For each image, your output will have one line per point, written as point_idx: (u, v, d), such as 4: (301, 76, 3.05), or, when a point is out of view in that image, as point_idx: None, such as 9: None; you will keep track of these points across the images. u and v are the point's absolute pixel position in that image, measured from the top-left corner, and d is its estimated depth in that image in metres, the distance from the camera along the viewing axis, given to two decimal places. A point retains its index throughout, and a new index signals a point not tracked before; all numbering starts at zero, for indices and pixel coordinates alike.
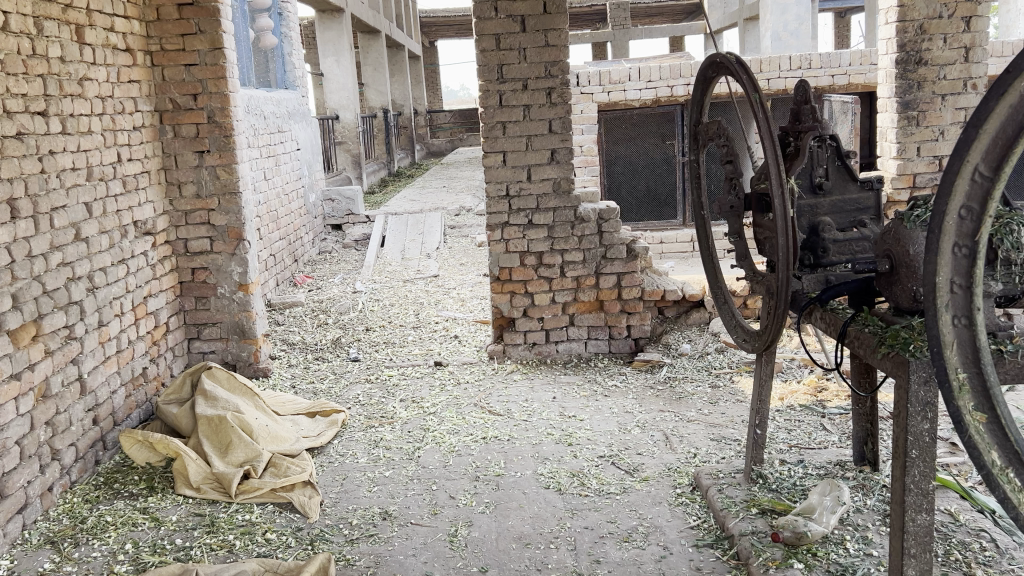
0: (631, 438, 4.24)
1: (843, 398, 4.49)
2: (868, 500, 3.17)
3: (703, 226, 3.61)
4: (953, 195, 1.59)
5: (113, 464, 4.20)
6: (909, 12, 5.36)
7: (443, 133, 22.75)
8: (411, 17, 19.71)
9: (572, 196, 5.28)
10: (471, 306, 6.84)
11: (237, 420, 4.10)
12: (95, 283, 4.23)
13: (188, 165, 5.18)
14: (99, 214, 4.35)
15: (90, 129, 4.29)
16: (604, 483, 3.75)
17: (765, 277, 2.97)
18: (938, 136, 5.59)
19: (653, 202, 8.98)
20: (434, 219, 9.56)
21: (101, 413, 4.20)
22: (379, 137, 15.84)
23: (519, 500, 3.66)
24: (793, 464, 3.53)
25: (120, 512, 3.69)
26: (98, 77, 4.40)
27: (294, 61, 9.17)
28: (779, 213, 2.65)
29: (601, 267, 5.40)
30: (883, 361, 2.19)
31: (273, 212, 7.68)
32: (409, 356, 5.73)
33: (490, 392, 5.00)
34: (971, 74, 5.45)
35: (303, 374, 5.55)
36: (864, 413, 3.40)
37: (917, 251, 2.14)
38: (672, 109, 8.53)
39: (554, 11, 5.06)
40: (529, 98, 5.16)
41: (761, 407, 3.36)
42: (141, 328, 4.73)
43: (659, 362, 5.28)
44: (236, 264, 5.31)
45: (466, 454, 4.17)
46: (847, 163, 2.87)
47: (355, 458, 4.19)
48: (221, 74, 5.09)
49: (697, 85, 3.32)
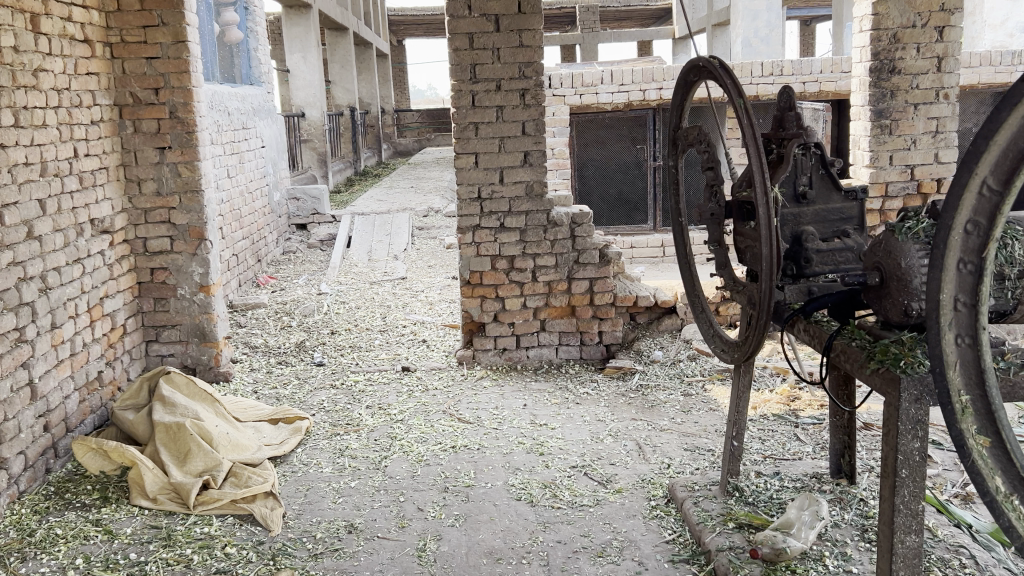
0: (604, 448, 4.16)
1: (816, 408, 4.45)
2: (846, 514, 3.12)
3: (681, 233, 3.54)
4: (959, 209, 1.52)
5: (65, 473, 4.02)
6: (883, 21, 5.36)
7: (410, 133, 22.58)
8: (380, 16, 19.55)
9: (545, 200, 5.20)
10: (440, 310, 6.72)
11: (196, 428, 3.95)
12: (48, 283, 4.05)
13: (149, 162, 5.01)
14: (53, 211, 4.17)
15: (44, 123, 4.11)
16: (576, 495, 3.67)
17: (747, 287, 2.90)
18: (910, 144, 5.60)
19: (623, 207, 8.93)
20: (402, 220, 9.42)
21: (52, 419, 4.03)
22: (346, 136, 15.65)
23: (489, 513, 3.56)
24: (768, 477, 3.47)
25: (71, 524, 3.52)
26: (54, 68, 4.23)
27: (260, 57, 8.98)
28: (763, 223, 2.58)
29: (573, 272, 5.33)
30: (872, 377, 2.12)
31: (236, 210, 7.49)
32: (376, 361, 5.60)
33: (459, 399, 4.90)
34: (943, 84, 5.46)
35: (266, 378, 5.39)
36: (841, 425, 3.36)
37: (911, 264, 2.10)
38: (643, 113, 8.54)
39: (529, 11, 4.98)
40: (502, 100, 5.06)
41: (738, 419, 3.28)
42: (97, 330, 4.55)
43: (630, 370, 5.21)
44: (198, 265, 5.14)
45: (435, 463, 4.05)
46: (832, 172, 2.82)
47: (319, 468, 4.05)
48: (184, 69, 4.92)
49: (677, 89, 3.24)
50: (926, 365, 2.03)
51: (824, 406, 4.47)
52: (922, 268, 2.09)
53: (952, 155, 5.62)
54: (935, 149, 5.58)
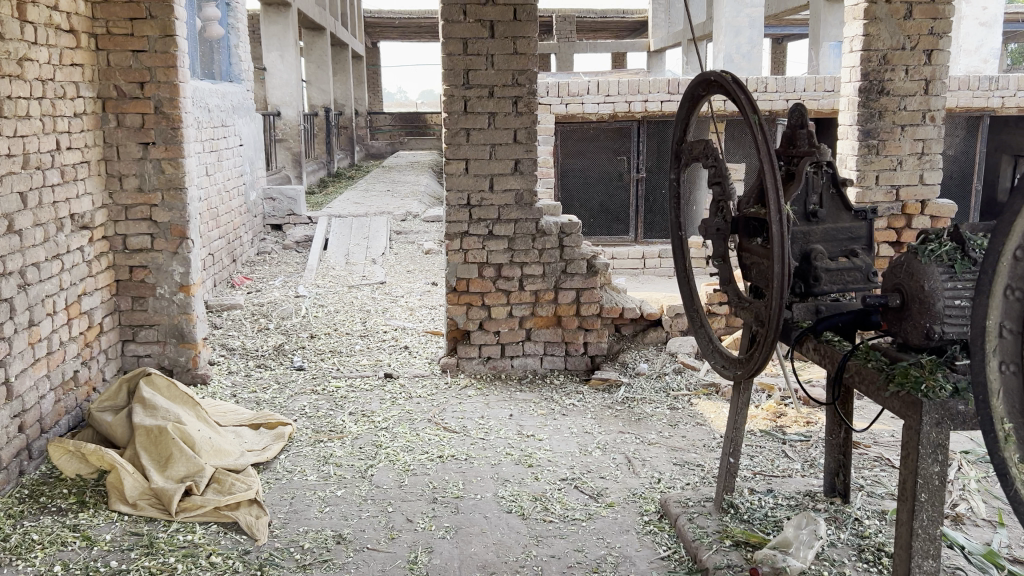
0: (593, 461, 4.13)
1: (802, 425, 4.46)
2: (842, 534, 3.11)
3: (681, 246, 3.52)
4: (1010, 235, 1.56)
5: (39, 475, 3.89)
6: (873, 42, 5.43)
7: (383, 136, 22.44)
8: (356, 18, 19.42)
9: (534, 209, 5.17)
10: (420, 316, 6.65)
11: (178, 431, 3.85)
12: (27, 279, 3.93)
13: (131, 157, 4.89)
14: (35, 205, 4.04)
15: (28, 113, 4.00)
16: (568, 509, 3.63)
17: (753, 304, 2.89)
18: (896, 165, 5.66)
19: (605, 217, 8.94)
20: (380, 223, 9.32)
21: (27, 420, 3.89)
22: (320, 136, 15.50)
23: (480, 525, 3.50)
24: (762, 494, 3.46)
25: (48, 530, 3.40)
26: (40, 58, 4.11)
27: (240, 54, 8.85)
28: (776, 240, 2.56)
29: (560, 282, 5.29)
30: (892, 399, 2.19)
31: (213, 209, 7.35)
32: (358, 367, 5.52)
33: (444, 408, 4.83)
34: (930, 106, 5.55)
35: (244, 382, 5.28)
36: (838, 443, 3.36)
37: (933, 286, 2.18)
38: (628, 125, 8.56)
39: (525, 18, 4.95)
40: (494, 107, 5.03)
41: (735, 435, 3.28)
42: (74, 328, 4.42)
43: (616, 382, 5.19)
44: (178, 264, 5.03)
45: (422, 473, 3.99)
46: (842, 193, 2.84)
47: (304, 476, 3.97)
48: (171, 63, 4.82)
49: (684, 102, 3.24)
50: (948, 389, 2.09)
51: (810, 423, 4.48)
52: (944, 290, 2.16)
53: (936, 177, 5.70)
54: (920, 171, 5.67)
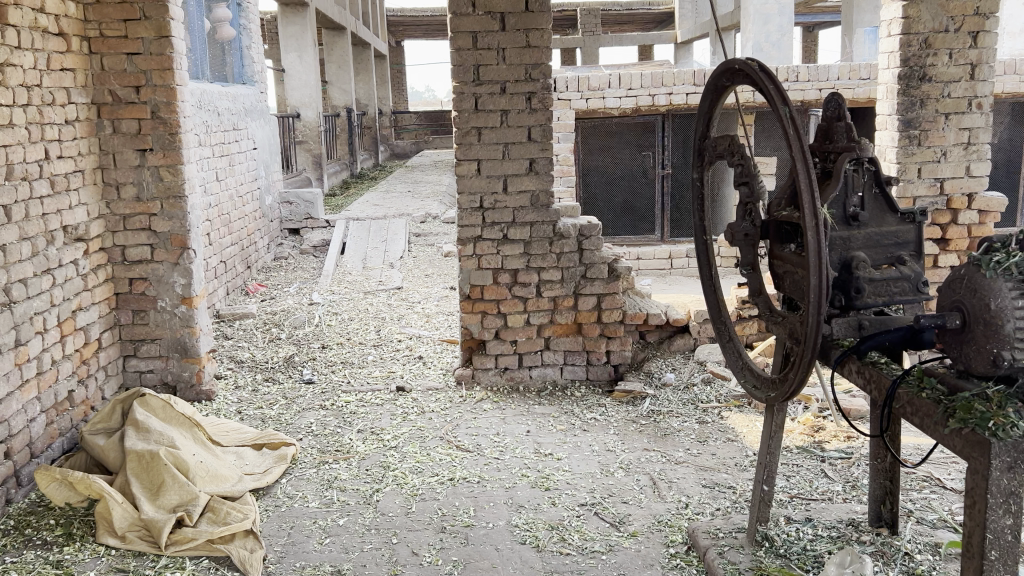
0: (615, 483, 3.84)
1: (843, 440, 4.12)
2: (890, 572, 2.78)
3: (705, 250, 3.21)
4: None
5: (27, 504, 3.68)
6: (914, 25, 5.09)
7: (408, 135, 22.22)
8: (378, 17, 19.19)
9: (550, 210, 4.88)
10: (437, 323, 6.40)
11: (170, 456, 3.60)
12: (12, 297, 3.72)
13: (128, 165, 4.67)
14: (20, 218, 3.84)
15: (12, 122, 3.79)
16: (586, 539, 3.34)
17: (787, 319, 2.59)
18: (940, 157, 5.30)
19: (630, 215, 8.65)
20: (399, 227, 9.07)
21: (14, 446, 3.69)
22: (342, 137, 15.28)
23: (490, 559, 3.23)
24: (800, 524, 3.14)
25: (29, 567, 3.18)
26: (24, 63, 3.90)
27: (253, 55, 8.63)
28: (812, 250, 2.25)
29: (580, 288, 5.00)
30: (954, 436, 1.95)
31: (224, 215, 7.13)
32: (369, 379, 5.27)
33: (457, 424, 4.57)
34: (977, 93, 5.18)
35: (251, 398, 5.04)
36: (883, 469, 3.04)
37: (1001, 303, 1.94)
38: (652, 119, 8.24)
39: (537, 9, 4.65)
40: (506, 103, 4.74)
41: (770, 461, 2.98)
42: (68, 346, 4.22)
43: (641, 394, 4.89)
44: (179, 275, 4.80)
45: (431, 498, 3.73)
46: (886, 193, 2.50)
47: (305, 502, 3.72)
48: (167, 66, 4.59)
49: (707, 93, 2.92)
50: (1020, 428, 1.85)
51: (852, 438, 4.14)
52: (1014, 308, 1.92)
53: (984, 168, 5.34)
54: (966, 161, 5.31)
